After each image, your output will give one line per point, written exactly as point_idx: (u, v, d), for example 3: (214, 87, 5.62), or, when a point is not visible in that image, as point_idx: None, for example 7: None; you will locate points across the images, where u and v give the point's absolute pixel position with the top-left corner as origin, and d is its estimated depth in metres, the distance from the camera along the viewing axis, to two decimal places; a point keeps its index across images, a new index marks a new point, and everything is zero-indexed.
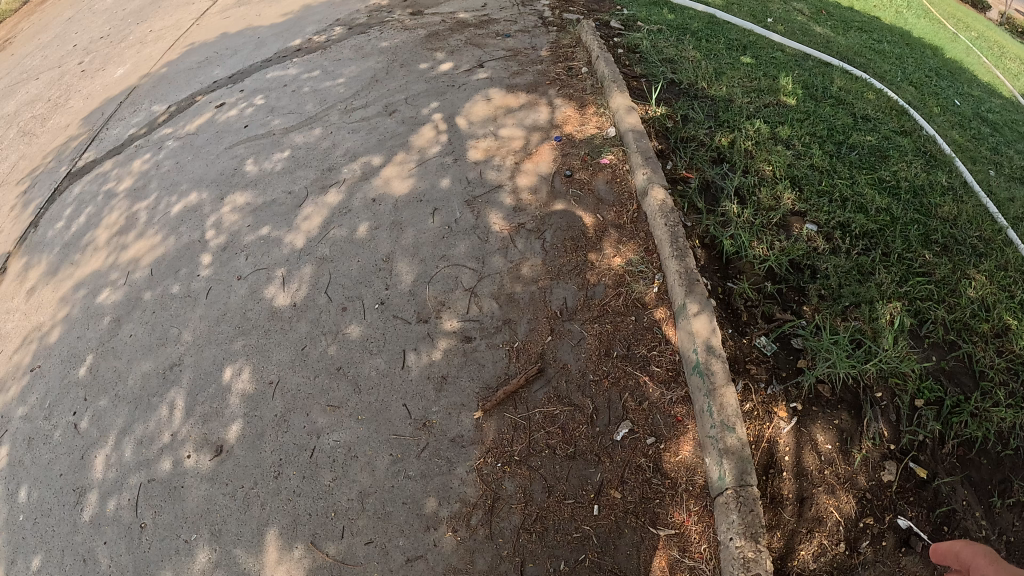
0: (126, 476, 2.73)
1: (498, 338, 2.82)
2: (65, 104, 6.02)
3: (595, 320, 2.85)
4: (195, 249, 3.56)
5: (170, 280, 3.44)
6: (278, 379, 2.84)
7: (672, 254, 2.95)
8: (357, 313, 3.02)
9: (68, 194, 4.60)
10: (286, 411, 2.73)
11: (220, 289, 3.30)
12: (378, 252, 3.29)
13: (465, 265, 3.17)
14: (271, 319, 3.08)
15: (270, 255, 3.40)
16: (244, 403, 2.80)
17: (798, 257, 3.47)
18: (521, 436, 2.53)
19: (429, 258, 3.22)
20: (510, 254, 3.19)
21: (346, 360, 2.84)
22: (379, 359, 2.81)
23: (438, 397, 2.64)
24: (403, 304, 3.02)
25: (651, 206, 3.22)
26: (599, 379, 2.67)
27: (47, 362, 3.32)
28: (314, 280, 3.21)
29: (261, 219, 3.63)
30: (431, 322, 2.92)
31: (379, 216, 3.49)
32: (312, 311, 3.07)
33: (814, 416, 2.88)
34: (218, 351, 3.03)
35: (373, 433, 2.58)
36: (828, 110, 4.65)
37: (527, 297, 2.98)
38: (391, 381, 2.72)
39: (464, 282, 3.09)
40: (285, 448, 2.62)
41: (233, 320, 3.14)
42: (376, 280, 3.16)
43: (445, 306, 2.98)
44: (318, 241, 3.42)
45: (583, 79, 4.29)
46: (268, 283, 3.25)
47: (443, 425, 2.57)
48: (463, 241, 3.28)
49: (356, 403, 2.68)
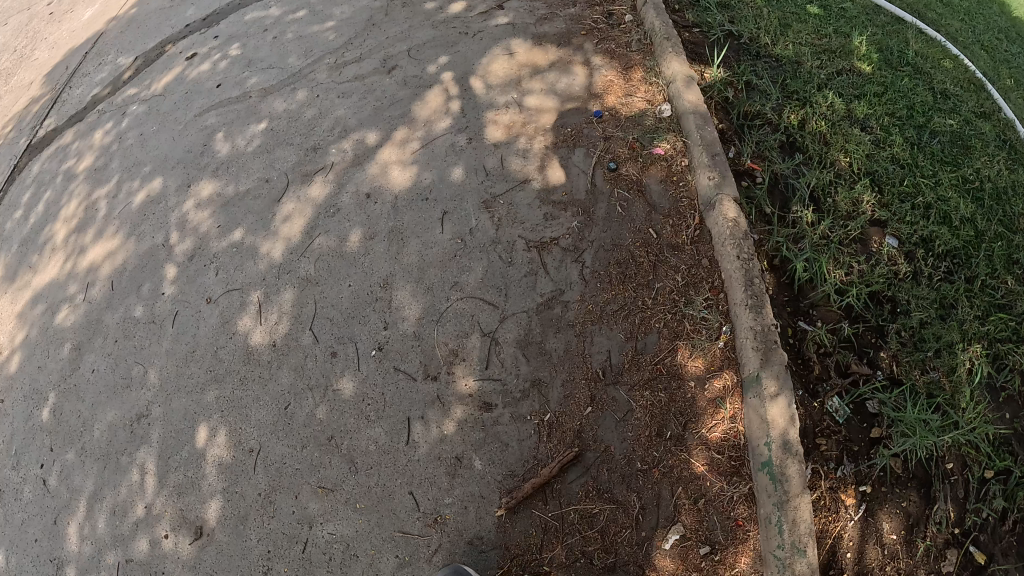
0: (102, 553, 2.50)
1: (525, 407, 2.27)
2: (30, 55, 5.16)
3: (645, 388, 2.29)
4: (158, 257, 2.93)
5: (132, 298, 2.87)
6: (259, 447, 2.39)
7: (745, 302, 2.31)
8: (350, 361, 2.42)
9: (26, 174, 3.96)
10: (271, 490, 2.33)
11: (189, 316, 2.72)
12: (374, 273, 2.57)
13: (483, 297, 2.46)
14: (247, 364, 2.53)
15: (243, 271, 2.75)
16: (222, 476, 2.40)
17: (879, 287, 2.67)
18: (552, 540, 2.11)
19: (438, 285, 2.48)
20: (540, 284, 2.51)
21: (338, 428, 2.33)
22: (378, 429, 2.29)
23: (452, 486, 2.19)
24: (405, 353, 2.38)
25: (719, 225, 2.51)
26: (648, 469, 2.17)
27: (11, 399, 2.92)
28: (296, 311, 2.57)
29: (233, 218, 2.93)
30: (442, 379, 2.32)
31: (376, 218, 2.72)
32: (295, 355, 2.48)
33: (883, 500, 2.29)
34: (189, 403, 2.55)
35: (377, 526, 2.19)
36: (906, 83, 3.50)
37: (560, 349, 2.37)
38: (394, 461, 2.24)
39: (482, 322, 2.40)
40: (274, 538, 2.28)
41: (203, 360, 2.60)
42: (374, 314, 2.48)
43: (459, 356, 2.34)
44: (300, 254, 2.71)
45: (630, 30, 3.31)
46: (242, 312, 2.64)
47: (458, 522, 2.15)
48: (480, 261, 2.53)
49: (352, 488, 2.25)
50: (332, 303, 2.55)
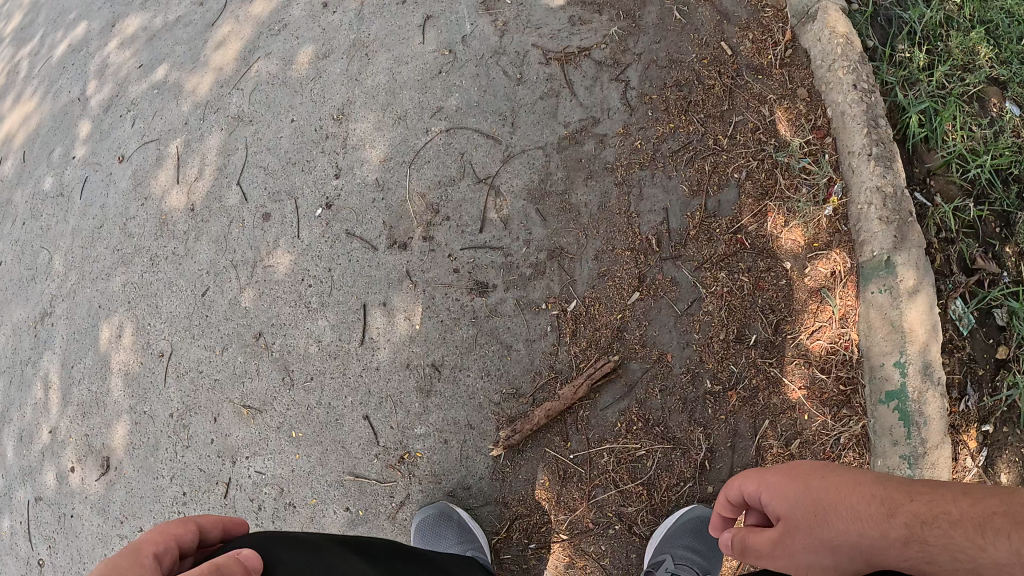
0: (12, 489, 1.93)
1: (538, 290, 1.44)
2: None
3: (718, 267, 1.51)
4: (74, 114, 2.23)
5: (43, 168, 2.21)
6: (170, 350, 1.69)
7: (868, 150, 1.48)
8: (288, 226, 1.58)
9: None
10: (186, 409, 1.65)
11: (99, 183, 2.01)
12: (327, 102, 1.71)
13: (481, 128, 1.58)
14: (159, 237, 1.78)
15: (164, 116, 1.97)
16: (131, 392, 1.77)
17: (1004, 163, 1.60)
18: (573, 497, 1.44)
19: (413, 112, 1.61)
20: (563, 109, 1.60)
21: (268, 321, 1.54)
22: (321, 321, 1.49)
23: (427, 409, 1.42)
24: (361, 209, 1.52)
25: (824, 42, 1.56)
26: (722, 391, 1.48)
27: None
28: (221, 160, 1.76)
29: (158, 53, 2.12)
30: (414, 249, 1.47)
31: (332, 29, 1.83)
32: (217, 219, 1.69)
33: (1009, 445, 1.52)
34: (94, 294, 1.89)
35: (319, 465, 1.49)
36: None
37: (594, 205, 1.51)
38: (344, 369, 1.46)
39: (478, 165, 1.53)
40: (189, 476, 1.62)
41: (112, 237, 1.90)
42: (321, 157, 1.63)
43: (441, 214, 1.49)
44: (232, 86, 1.87)
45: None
46: (158, 169, 1.88)
47: (435, 462, 1.43)
48: (474, 79, 1.65)
49: (287, 409, 1.51)
50: (271, 145, 1.71)
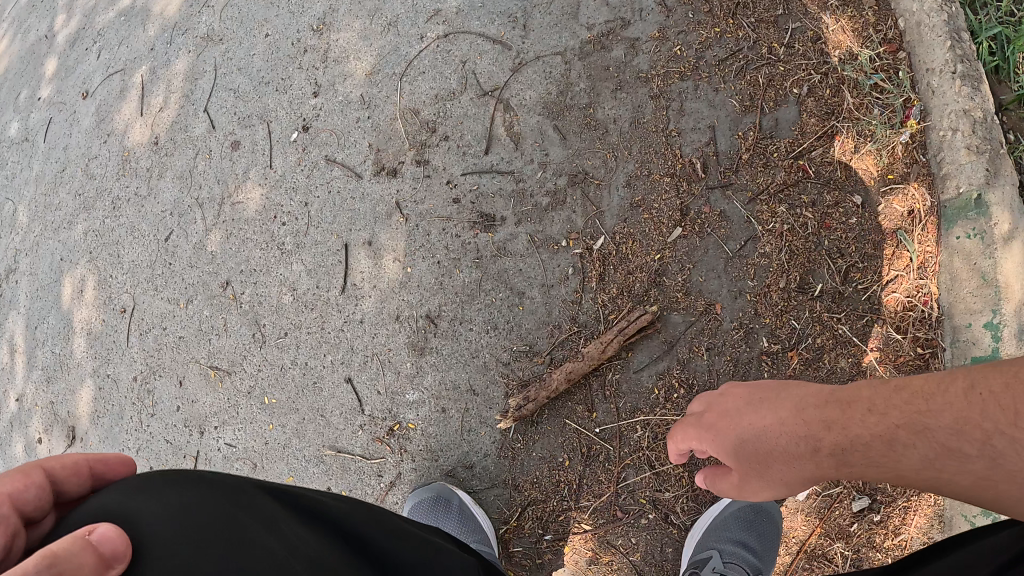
0: None
1: (557, 225, 1.17)
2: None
3: (778, 198, 1.20)
4: (39, 50, 2.01)
5: (9, 112, 2.00)
6: (132, 306, 1.47)
7: (952, 67, 1.14)
8: (260, 155, 1.33)
9: None
10: (150, 372, 1.42)
11: (62, 123, 1.78)
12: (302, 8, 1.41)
13: (486, 29, 1.27)
14: (122, 178, 1.55)
15: (130, 45, 1.72)
16: (95, 354, 1.55)
17: None
18: (598, 479, 1.17)
19: (405, 16, 1.30)
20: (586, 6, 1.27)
21: (235, 267, 1.30)
22: (296, 265, 1.24)
23: (421, 370, 1.17)
24: (343, 130, 1.26)
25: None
26: (781, 351, 1.18)
27: None
28: (188, 85, 1.50)
29: None
30: (405, 176, 1.20)
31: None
32: (182, 152, 1.45)
33: None
34: (56, 246, 1.68)
35: (295, 437, 1.24)
36: None
37: (624, 121, 1.23)
38: (321, 323, 1.21)
39: (483, 76, 1.25)
40: (156, 449, 1.40)
41: (74, 182, 1.67)
42: (299, 73, 1.36)
43: (438, 133, 1.21)
44: None
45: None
46: (120, 101, 1.64)
47: (431, 435, 1.17)
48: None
49: (259, 371, 1.27)
50: (242, 63, 1.44)
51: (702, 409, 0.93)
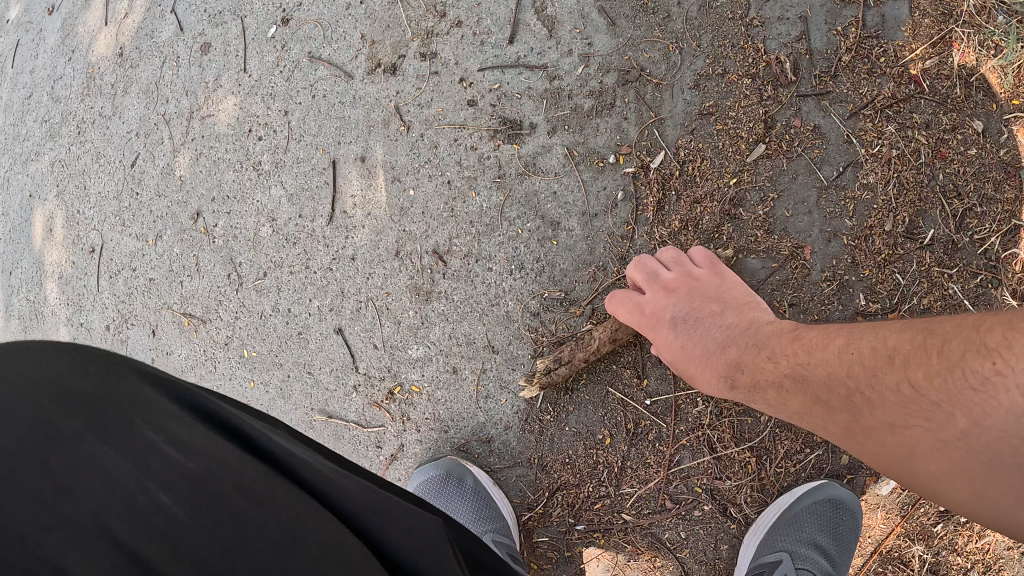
0: None
1: (603, 139, 0.90)
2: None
3: (885, 115, 0.90)
4: None
5: None
6: (97, 245, 1.24)
7: None
8: (232, 57, 1.08)
9: None
10: (123, 321, 1.22)
11: (29, 43, 1.56)
12: None
13: None
14: (87, 95, 1.32)
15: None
16: (72, 300, 1.35)
17: None
18: (645, 460, 0.94)
19: None
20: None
21: (208, 195, 1.06)
22: (278, 189, 1.00)
23: (429, 322, 0.94)
24: (331, 19, 1.00)
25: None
26: (887, 310, 0.91)
27: None
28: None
29: None
30: (407, 76, 0.94)
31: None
32: (148, 61, 1.21)
33: None
34: (26, 180, 1.46)
35: (279, 398, 1.02)
36: None
37: (692, 3, 0.91)
38: (308, 263, 0.98)
39: None
40: None
41: (40, 108, 1.45)
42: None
43: (448, 18, 0.93)
44: None
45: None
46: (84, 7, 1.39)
47: (442, 402, 0.95)
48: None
49: (237, 318, 1.04)
50: None
51: (631, 283, 0.89)
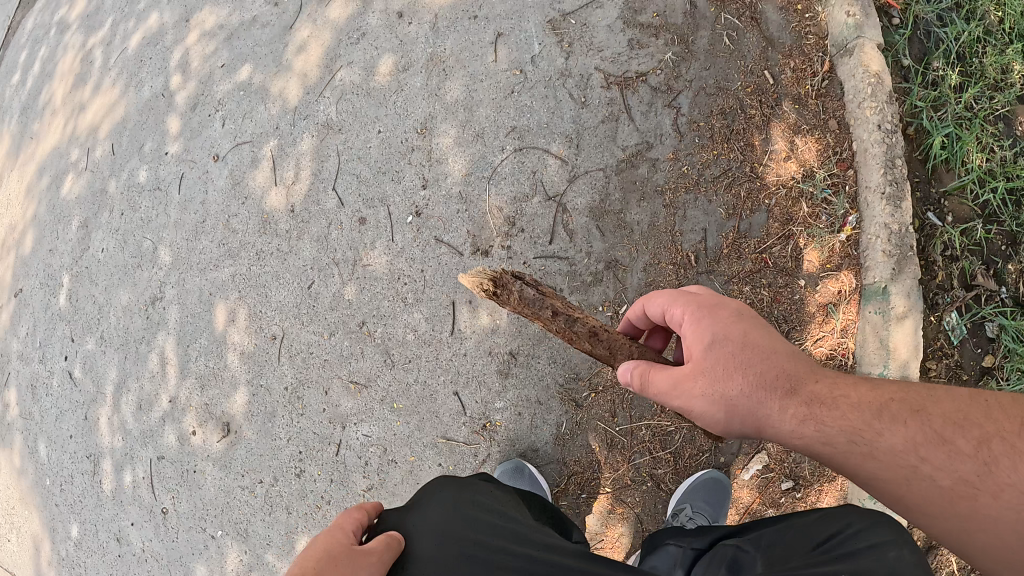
0: (134, 448, 2.36)
1: (595, 295, 1.84)
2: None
3: (744, 282, 1.83)
4: (158, 109, 2.45)
5: (135, 161, 2.44)
6: (282, 334, 1.98)
7: (882, 189, 1.72)
8: (383, 230, 1.92)
9: (21, 29, 3.39)
10: (299, 384, 1.96)
11: (195, 179, 2.24)
12: (409, 114, 1.99)
13: (550, 148, 1.91)
14: (263, 232, 2.05)
15: (253, 118, 2.19)
16: (247, 366, 2.05)
17: None
18: (617, 458, 1.79)
19: (490, 130, 1.93)
20: (621, 134, 1.89)
21: (371, 312, 1.88)
22: (417, 314, 1.83)
23: (504, 388, 1.78)
24: (450, 220, 1.89)
25: (856, 78, 1.79)
26: None
27: (29, 287, 2.74)
28: (316, 164, 2.02)
29: (239, 52, 2.33)
30: (495, 256, 1.86)
31: (410, 43, 2.06)
32: (317, 222, 1.98)
33: None
34: (203, 282, 2.16)
35: (416, 431, 1.84)
36: None
37: (644, 224, 1.85)
38: (438, 353, 1.80)
39: (547, 186, 1.90)
40: (306, 438, 1.97)
41: (215, 232, 2.15)
42: (408, 167, 1.95)
43: (516, 226, 1.88)
44: (319, 93, 2.11)
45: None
46: (253, 170, 2.12)
47: (512, 432, 1.78)
48: (543, 100, 1.92)
49: (389, 384, 1.85)
50: (361, 154, 2.00)
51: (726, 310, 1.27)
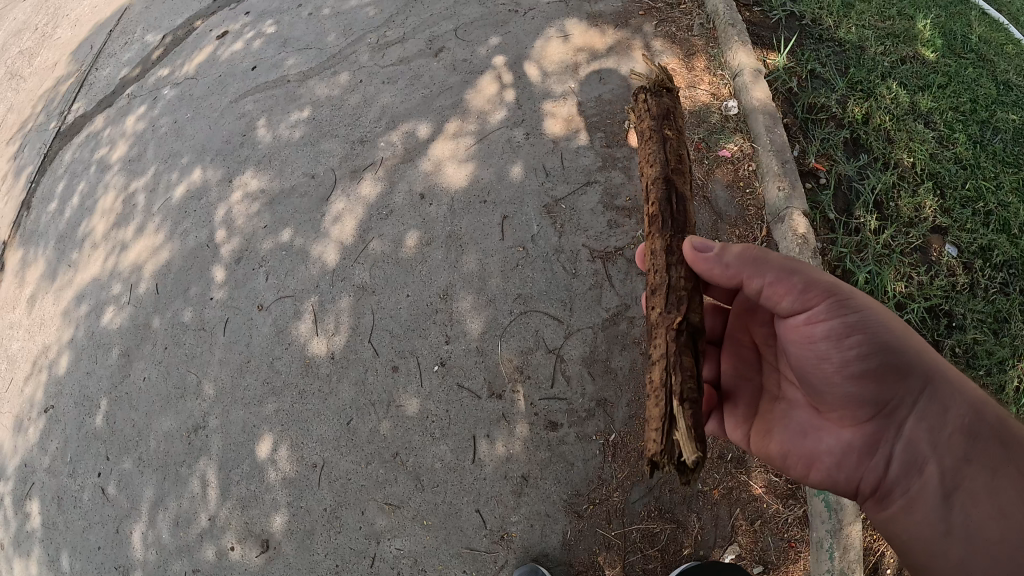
0: (169, 561, 2.73)
1: (590, 426, 2.51)
2: (52, 33, 4.61)
3: None
4: (205, 257, 3.07)
5: (181, 302, 3.06)
6: (323, 462, 2.63)
7: None
8: (413, 378, 2.63)
9: (59, 163, 3.86)
10: (337, 505, 2.57)
11: (240, 324, 2.90)
12: (433, 283, 2.70)
13: (547, 311, 2.64)
14: (306, 376, 2.74)
15: (296, 276, 2.86)
16: (288, 489, 2.64)
17: (937, 301, 3.19)
18: (615, 556, 2.39)
19: (500, 297, 2.65)
20: (605, 298, 2.66)
21: (403, 446, 2.58)
22: (443, 447, 2.56)
23: (518, 504, 2.45)
24: (468, 370, 2.61)
25: (787, 240, 2.82)
26: (708, 490, 2.40)
27: (62, 404, 3.20)
28: (354, 320, 2.72)
29: (280, 217, 2.99)
30: (507, 399, 2.57)
31: (432, 222, 2.79)
32: (356, 367, 2.69)
33: None
34: (248, 415, 2.80)
35: (444, 542, 2.45)
36: (950, 86, 3.86)
37: (625, 368, 2.58)
38: (460, 479, 2.51)
39: (547, 338, 2.61)
40: (342, 551, 2.51)
41: (259, 373, 2.82)
42: (433, 325, 2.66)
43: (524, 373, 2.59)
44: (354, 259, 2.80)
45: (689, 12, 3.53)
46: (297, 320, 2.80)
47: (524, 539, 2.42)
48: (543, 273, 2.68)
49: (418, 505, 2.50)
50: (391, 314, 2.70)
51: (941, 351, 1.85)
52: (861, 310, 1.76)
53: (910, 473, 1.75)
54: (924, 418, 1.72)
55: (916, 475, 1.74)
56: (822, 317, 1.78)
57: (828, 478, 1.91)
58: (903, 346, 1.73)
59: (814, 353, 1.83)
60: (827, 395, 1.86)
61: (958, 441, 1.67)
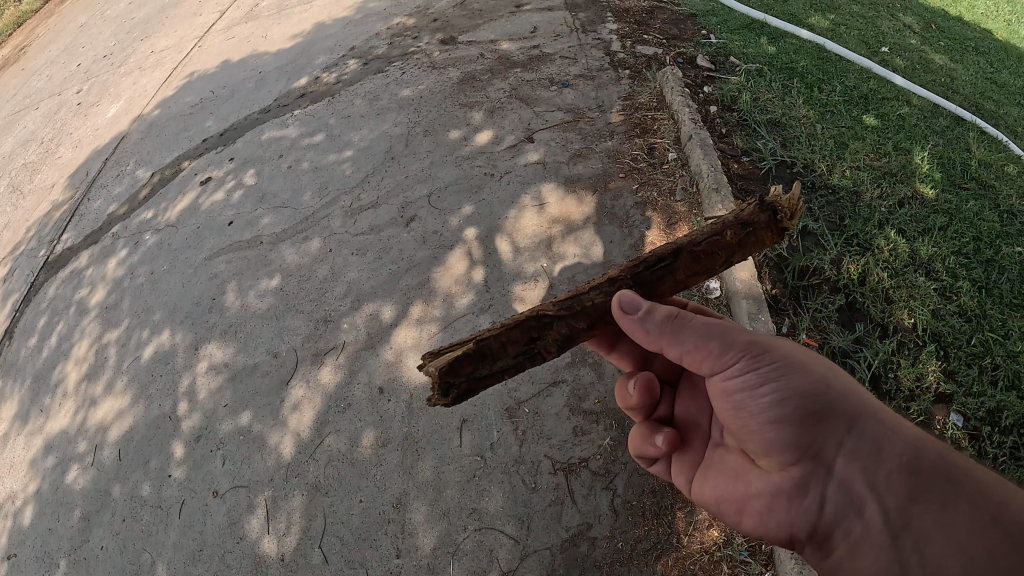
0: None
1: None
2: (54, 150, 4.73)
3: None
4: (167, 430, 3.07)
5: (140, 475, 3.03)
6: None
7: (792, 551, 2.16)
8: None
9: (42, 296, 3.91)
10: None
11: (194, 508, 2.84)
12: (387, 489, 2.66)
13: (502, 528, 2.51)
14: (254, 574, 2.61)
15: (251, 465, 2.84)
16: None
17: None
18: None
19: (454, 510, 2.57)
20: (565, 516, 2.51)
21: None
22: None
23: None
24: None
25: None
26: None
27: (25, 558, 3.11)
28: (305, 522, 2.66)
29: (241, 398, 2.99)
30: None
31: (387, 421, 2.79)
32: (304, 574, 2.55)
33: None
34: None
35: None
36: (953, 222, 3.53)
37: None
38: None
39: (502, 559, 2.45)
40: None
41: (211, 561, 2.69)
42: (385, 535, 2.57)
43: None
44: (310, 457, 2.78)
45: (673, 172, 3.32)
46: (249, 513, 2.74)
47: None
48: (501, 484, 2.60)
49: None
50: (343, 519, 2.63)
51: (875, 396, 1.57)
52: (778, 357, 1.51)
53: (847, 516, 1.41)
54: (856, 458, 1.42)
55: (855, 516, 1.40)
56: (737, 368, 1.52)
57: (761, 525, 1.59)
58: (823, 385, 1.48)
59: (730, 402, 1.57)
60: (753, 442, 1.57)
61: (898, 481, 1.35)
